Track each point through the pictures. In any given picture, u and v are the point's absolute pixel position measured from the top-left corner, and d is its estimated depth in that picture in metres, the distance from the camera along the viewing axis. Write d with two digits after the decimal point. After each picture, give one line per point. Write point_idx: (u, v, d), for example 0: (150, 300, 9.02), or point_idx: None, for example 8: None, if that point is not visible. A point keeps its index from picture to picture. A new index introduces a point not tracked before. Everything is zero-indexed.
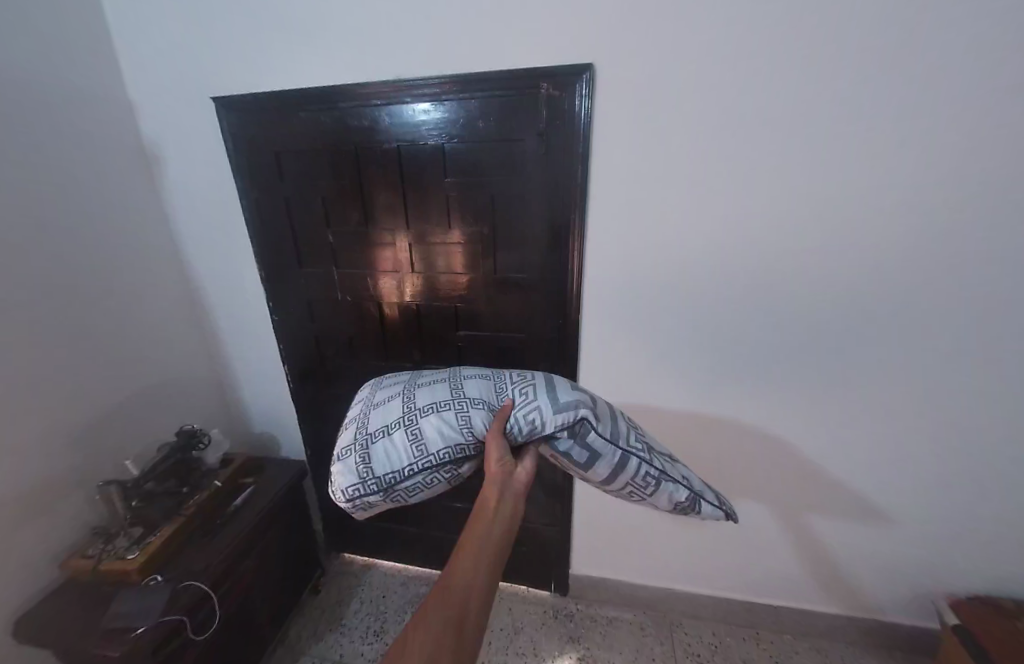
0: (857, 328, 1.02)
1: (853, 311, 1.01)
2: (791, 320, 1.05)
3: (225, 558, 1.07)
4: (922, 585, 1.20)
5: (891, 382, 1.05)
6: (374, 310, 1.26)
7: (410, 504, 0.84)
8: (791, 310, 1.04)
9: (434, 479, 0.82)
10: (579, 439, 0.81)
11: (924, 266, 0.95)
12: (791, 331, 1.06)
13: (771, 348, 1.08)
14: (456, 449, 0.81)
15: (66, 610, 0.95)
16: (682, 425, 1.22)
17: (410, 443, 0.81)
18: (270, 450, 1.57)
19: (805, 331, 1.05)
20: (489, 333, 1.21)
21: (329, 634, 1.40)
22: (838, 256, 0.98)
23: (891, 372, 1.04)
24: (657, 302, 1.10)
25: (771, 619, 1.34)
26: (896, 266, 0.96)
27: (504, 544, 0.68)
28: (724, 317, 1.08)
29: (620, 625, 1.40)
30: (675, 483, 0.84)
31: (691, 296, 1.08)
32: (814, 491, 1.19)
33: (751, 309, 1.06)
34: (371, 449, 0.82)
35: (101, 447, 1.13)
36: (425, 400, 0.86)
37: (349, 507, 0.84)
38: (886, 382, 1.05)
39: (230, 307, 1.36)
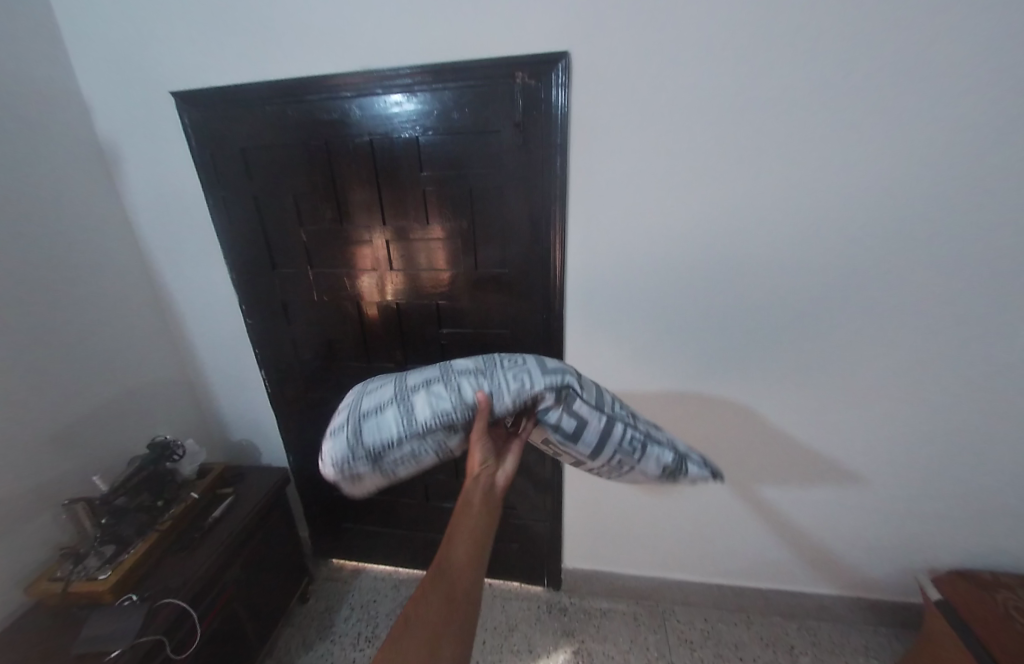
0: (836, 313, 1.04)
1: (832, 296, 1.02)
2: (774, 306, 1.06)
3: (206, 571, 1.03)
4: (902, 560, 1.24)
5: (870, 365, 1.07)
6: (353, 310, 1.22)
7: (399, 477, 0.81)
8: (772, 297, 1.05)
9: (424, 449, 0.79)
10: (566, 407, 0.79)
11: (901, 250, 0.96)
12: (774, 319, 1.07)
13: (755, 335, 1.09)
14: (448, 419, 0.78)
15: (32, 637, 0.90)
16: (669, 415, 1.22)
17: (401, 414, 0.78)
18: (250, 457, 1.52)
19: (788, 316, 1.06)
20: (472, 330, 1.19)
21: (319, 643, 1.37)
22: (817, 241, 0.98)
23: (868, 355, 1.06)
24: (640, 293, 1.10)
25: (760, 602, 1.36)
26: (872, 250, 0.97)
27: (478, 553, 0.69)
28: (708, 305, 1.08)
29: (613, 617, 1.41)
30: (662, 445, 0.83)
31: (674, 286, 1.08)
32: (799, 474, 1.21)
33: (733, 297, 1.06)
34: (360, 421, 0.80)
35: (66, 463, 1.07)
36: (413, 378, 0.83)
37: (337, 481, 0.80)
38: (866, 365, 1.07)
39: (202, 311, 1.31)
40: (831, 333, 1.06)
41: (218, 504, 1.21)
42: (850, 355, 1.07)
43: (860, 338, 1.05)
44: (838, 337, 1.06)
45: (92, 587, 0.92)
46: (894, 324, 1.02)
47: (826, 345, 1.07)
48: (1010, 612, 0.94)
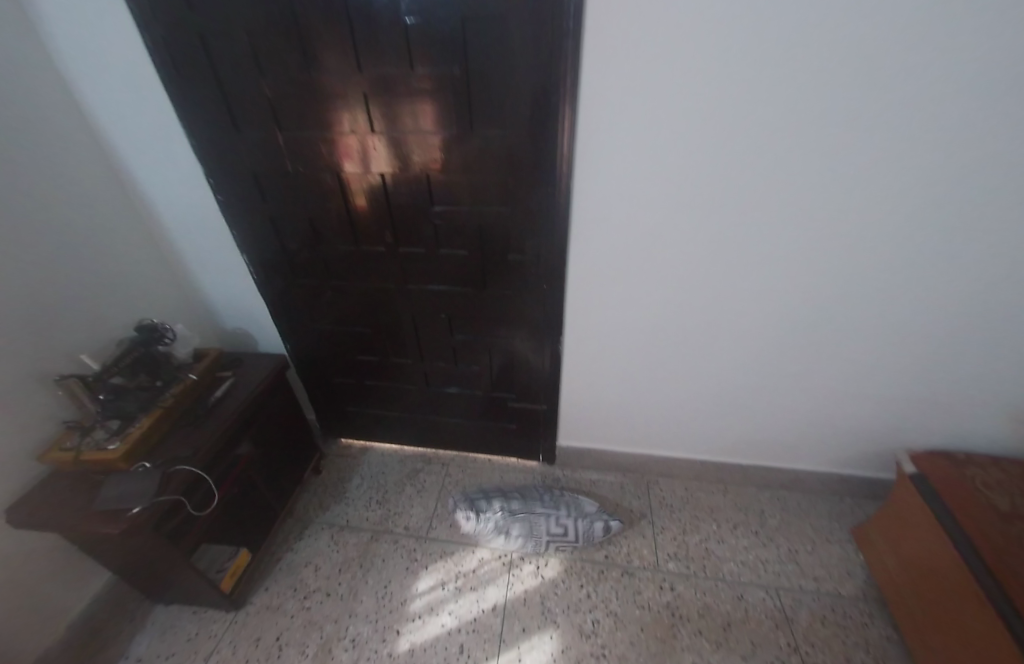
0: (887, 189, 0.90)
1: (887, 169, 0.88)
2: (816, 181, 0.91)
3: (214, 443, 1.07)
4: (881, 441, 1.30)
5: (908, 252, 0.97)
6: (334, 183, 1.08)
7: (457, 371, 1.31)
8: (816, 170, 0.90)
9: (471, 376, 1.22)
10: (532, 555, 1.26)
11: (987, 108, 0.79)
12: (812, 197, 0.93)
13: (787, 216, 0.97)
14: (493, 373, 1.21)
15: (57, 497, 0.96)
16: (677, 305, 1.15)
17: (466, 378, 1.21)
18: (247, 344, 1.50)
19: (829, 193, 0.92)
20: (469, 208, 1.07)
21: (334, 505, 1.50)
22: (889, 93, 0.80)
23: (908, 241, 0.95)
24: (662, 164, 0.94)
25: (738, 474, 1.47)
26: (953, 107, 0.80)
27: None
28: (739, 178, 0.93)
29: (602, 486, 1.53)
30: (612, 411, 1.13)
31: (702, 155, 0.92)
32: (801, 363, 1.19)
33: (770, 170, 0.92)
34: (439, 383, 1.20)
35: (48, 346, 1.01)
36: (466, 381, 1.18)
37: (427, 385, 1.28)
38: (903, 251, 0.97)
39: (165, 184, 1.16)
40: (875, 213, 0.93)
41: (218, 386, 1.21)
42: (889, 239, 0.96)
43: (906, 219, 0.93)
44: (881, 218, 0.93)
45: (103, 456, 0.96)
46: (949, 204, 0.89)
47: (865, 228, 0.95)
48: (976, 484, 1.01)
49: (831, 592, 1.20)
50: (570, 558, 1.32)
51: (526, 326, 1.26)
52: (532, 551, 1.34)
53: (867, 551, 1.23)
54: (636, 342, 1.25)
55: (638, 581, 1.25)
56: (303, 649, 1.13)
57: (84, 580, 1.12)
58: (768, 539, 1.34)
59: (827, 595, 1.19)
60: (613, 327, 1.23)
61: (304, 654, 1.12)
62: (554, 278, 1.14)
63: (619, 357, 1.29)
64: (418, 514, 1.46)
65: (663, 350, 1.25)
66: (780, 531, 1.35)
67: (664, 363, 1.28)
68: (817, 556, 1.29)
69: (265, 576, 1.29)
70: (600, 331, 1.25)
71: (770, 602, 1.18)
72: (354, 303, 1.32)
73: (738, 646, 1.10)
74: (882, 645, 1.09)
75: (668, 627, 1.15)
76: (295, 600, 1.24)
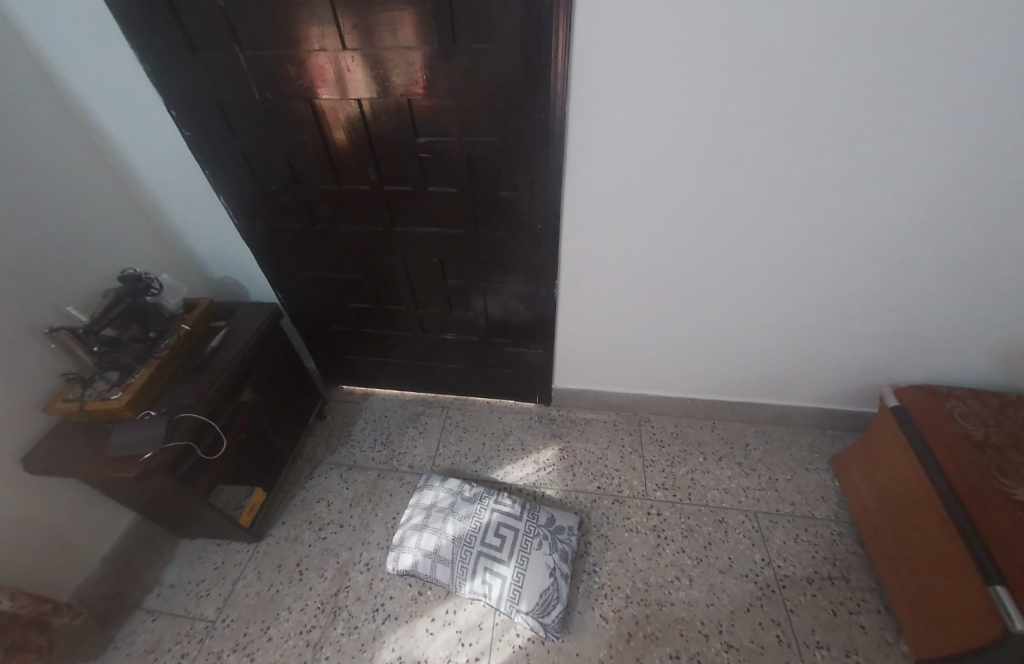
0: (902, 112, 0.84)
1: (904, 87, 0.81)
2: (828, 104, 0.85)
3: (216, 390, 1.09)
4: (866, 377, 1.34)
5: (915, 181, 0.93)
6: (309, 114, 1.00)
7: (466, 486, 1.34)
8: (830, 90, 0.83)
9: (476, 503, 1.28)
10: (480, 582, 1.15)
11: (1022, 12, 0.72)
12: (822, 121, 0.88)
13: (794, 144, 0.91)
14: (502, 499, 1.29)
15: (68, 446, 0.99)
16: (674, 244, 1.12)
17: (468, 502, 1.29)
18: (238, 292, 1.48)
19: (841, 117, 0.87)
20: (456, 140, 0.99)
21: (340, 447, 1.57)
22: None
23: (917, 168, 0.91)
24: (664, 87, 0.87)
25: (727, 411, 1.53)
26: (986, 14, 0.72)
27: None
28: (745, 102, 0.87)
29: (595, 424, 1.60)
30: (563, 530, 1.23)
31: (709, 76, 0.85)
32: (796, 302, 1.19)
33: (779, 90, 0.85)
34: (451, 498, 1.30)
35: (33, 298, 0.99)
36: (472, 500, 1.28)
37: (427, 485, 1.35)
38: (911, 181, 0.93)
39: (127, 119, 1.07)
40: (886, 140, 0.88)
41: (213, 336, 1.21)
42: (897, 168, 0.92)
43: (919, 146, 0.88)
44: (892, 145, 0.89)
45: (107, 405, 0.97)
46: (964, 126, 0.84)
47: (874, 157, 0.91)
48: (954, 415, 1.04)
49: (805, 514, 1.30)
50: (565, 488, 1.41)
51: (520, 268, 1.23)
52: (529, 483, 1.43)
53: (842, 479, 1.31)
54: (632, 283, 1.23)
55: (628, 508, 1.35)
56: (322, 572, 1.24)
57: (108, 519, 1.20)
58: (751, 469, 1.42)
59: (802, 517, 1.29)
60: (609, 269, 1.21)
61: (323, 576, 1.23)
62: (548, 218, 1.10)
63: (614, 299, 1.28)
64: (420, 453, 1.54)
65: (659, 292, 1.24)
66: (762, 462, 1.44)
67: (658, 304, 1.27)
68: (795, 483, 1.37)
69: (281, 511, 1.38)
70: (596, 273, 1.23)
71: (748, 524, 1.28)
72: (343, 248, 1.28)
73: (717, 561, 1.21)
74: (848, 558, 1.20)
75: (654, 545, 1.25)
76: (311, 531, 1.33)
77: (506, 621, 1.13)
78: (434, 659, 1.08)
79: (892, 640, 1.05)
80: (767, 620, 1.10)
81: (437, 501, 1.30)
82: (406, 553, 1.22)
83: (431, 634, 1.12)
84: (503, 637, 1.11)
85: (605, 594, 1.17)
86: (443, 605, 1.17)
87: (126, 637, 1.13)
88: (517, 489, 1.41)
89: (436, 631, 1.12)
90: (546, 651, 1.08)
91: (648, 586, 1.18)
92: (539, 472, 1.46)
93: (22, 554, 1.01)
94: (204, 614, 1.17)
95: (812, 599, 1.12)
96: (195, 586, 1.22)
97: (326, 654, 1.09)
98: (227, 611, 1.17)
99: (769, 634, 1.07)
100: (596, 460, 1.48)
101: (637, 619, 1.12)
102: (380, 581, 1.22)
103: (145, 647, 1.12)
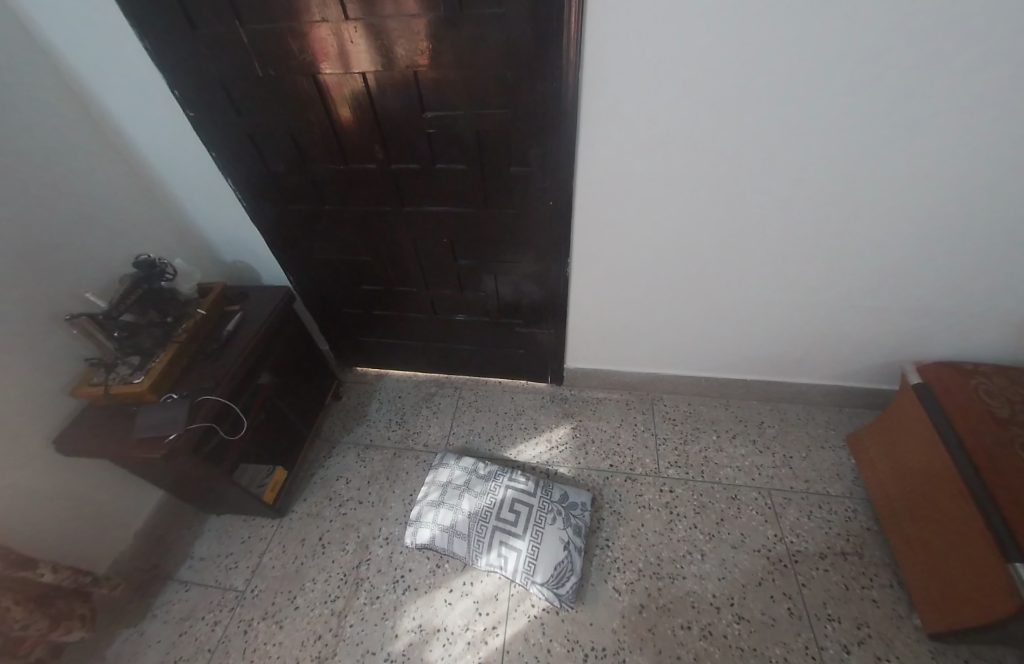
0: (940, 75, 0.79)
1: (943, 47, 0.76)
2: (860, 66, 0.80)
3: (234, 373, 1.11)
4: (887, 355, 1.31)
5: (951, 150, 0.88)
6: (312, 90, 0.97)
7: (479, 463, 1.36)
8: (859, 55, 0.79)
9: (490, 478, 1.31)
10: (497, 556, 1.18)
11: None
12: (849, 90, 0.83)
13: (821, 111, 0.86)
14: (516, 475, 1.32)
15: (96, 428, 1.02)
16: (690, 220, 1.09)
17: (484, 478, 1.32)
18: (250, 276, 1.49)
19: (871, 83, 0.81)
20: (464, 114, 0.96)
21: (356, 426, 1.60)
22: None
23: (952, 135, 0.86)
24: (683, 53, 0.83)
25: (742, 389, 1.52)
26: None
27: None
28: (766, 69, 0.82)
29: (608, 403, 1.60)
30: (577, 512, 1.24)
31: (732, 38, 0.80)
32: (816, 279, 1.15)
33: (803, 56, 0.80)
34: (467, 474, 1.33)
35: (52, 285, 1.01)
36: (488, 478, 1.31)
37: (442, 463, 1.38)
38: (946, 150, 0.88)
39: (130, 101, 1.05)
40: (919, 106, 0.83)
41: (228, 320, 1.23)
42: (932, 137, 0.86)
43: (953, 112, 0.83)
44: (928, 109, 0.83)
45: (131, 389, 1.00)
46: (1006, 87, 0.79)
47: (907, 123, 0.85)
48: (978, 393, 1.01)
49: (819, 491, 1.30)
50: (578, 466, 1.43)
51: (532, 248, 1.21)
52: (542, 461, 1.45)
53: (859, 457, 1.29)
54: (646, 261, 1.21)
55: (640, 485, 1.36)
56: (344, 546, 1.28)
57: (139, 497, 1.25)
58: (765, 446, 1.42)
59: (816, 494, 1.29)
60: (622, 246, 1.18)
61: (345, 549, 1.28)
62: (560, 194, 1.07)
63: (627, 278, 1.26)
64: (435, 432, 1.56)
65: (673, 270, 1.21)
66: (777, 439, 1.43)
67: (672, 283, 1.25)
68: (810, 461, 1.37)
69: (302, 489, 1.43)
70: (609, 250, 1.20)
71: (762, 501, 1.29)
72: (353, 229, 1.27)
73: (729, 537, 1.22)
74: (862, 534, 1.20)
75: (667, 521, 1.27)
76: (332, 508, 1.37)
77: (521, 592, 1.17)
78: (453, 627, 1.12)
79: (904, 613, 1.06)
80: (778, 594, 1.11)
81: (452, 478, 1.33)
82: (423, 528, 1.25)
83: (449, 604, 1.16)
84: (519, 607, 1.14)
85: (618, 567, 1.19)
86: (460, 577, 1.21)
87: (163, 605, 1.20)
88: (530, 467, 1.43)
89: (455, 601, 1.16)
90: (560, 621, 1.11)
91: (660, 560, 1.20)
92: (552, 450, 1.47)
93: (61, 531, 1.07)
94: (233, 585, 1.23)
95: (824, 573, 1.14)
96: (224, 559, 1.28)
97: (350, 622, 1.14)
98: (255, 582, 1.23)
99: (781, 606, 1.09)
100: (608, 438, 1.49)
101: (649, 591, 1.14)
102: (399, 554, 1.26)
103: (181, 614, 1.18)
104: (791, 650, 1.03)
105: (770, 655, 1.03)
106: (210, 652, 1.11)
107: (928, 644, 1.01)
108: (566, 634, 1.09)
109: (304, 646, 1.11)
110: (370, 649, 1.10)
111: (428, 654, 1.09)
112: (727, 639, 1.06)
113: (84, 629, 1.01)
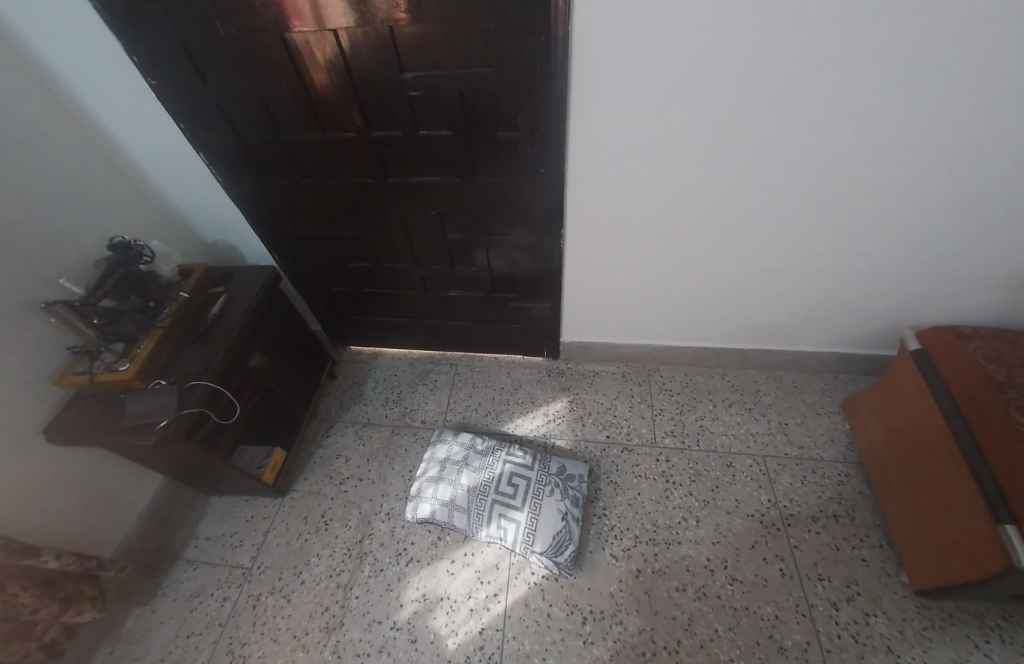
0: (944, 40, 0.74)
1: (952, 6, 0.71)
2: (865, 26, 0.74)
3: (223, 358, 1.08)
4: (885, 321, 1.29)
5: (955, 119, 0.84)
6: (281, 51, 0.90)
7: (478, 439, 1.37)
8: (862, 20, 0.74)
9: (490, 452, 1.32)
10: (495, 527, 1.20)
11: None
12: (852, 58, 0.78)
13: (818, 80, 0.82)
14: (516, 451, 1.32)
15: (85, 416, 1.00)
16: (686, 190, 1.04)
17: (484, 452, 1.32)
18: (233, 254, 1.44)
19: (874, 47, 0.76)
20: (449, 74, 0.89)
21: (353, 406, 1.60)
22: None
23: (961, 100, 0.81)
24: (676, 17, 0.77)
25: (739, 358, 1.51)
26: None
27: None
28: (762, 35, 0.77)
29: (605, 375, 1.60)
30: (575, 483, 1.26)
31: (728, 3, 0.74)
32: (815, 245, 1.12)
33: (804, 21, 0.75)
34: (467, 451, 1.33)
35: (24, 272, 0.96)
36: (489, 452, 1.32)
37: (439, 439, 1.38)
38: (949, 118, 0.84)
39: (87, 70, 0.97)
40: (925, 73, 0.78)
41: (214, 302, 1.19)
42: (936, 107, 0.83)
43: (962, 78, 0.78)
44: (933, 73, 0.78)
45: (117, 376, 0.97)
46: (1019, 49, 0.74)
47: (911, 89, 0.81)
48: (976, 355, 1.00)
49: (813, 457, 1.31)
50: (576, 438, 1.44)
51: (525, 219, 1.17)
52: (539, 434, 1.45)
53: (855, 423, 1.30)
54: (642, 232, 1.17)
55: (637, 455, 1.38)
56: (346, 522, 1.31)
57: (138, 481, 1.25)
58: (761, 414, 1.42)
59: (810, 460, 1.31)
60: (618, 215, 1.13)
61: (348, 526, 1.30)
62: (552, 161, 1.01)
63: (623, 249, 1.23)
64: (432, 409, 1.56)
65: (671, 240, 1.17)
66: (772, 407, 1.44)
67: (669, 252, 1.21)
68: (805, 427, 1.38)
69: (302, 468, 1.44)
70: (604, 220, 1.15)
71: (756, 467, 1.31)
72: (337, 203, 1.21)
73: (724, 503, 1.25)
74: (853, 497, 1.23)
75: (663, 489, 1.29)
76: (333, 486, 1.39)
77: (521, 561, 1.20)
78: (456, 595, 1.16)
79: (892, 571, 1.10)
80: (770, 556, 1.14)
81: (451, 454, 1.34)
82: (423, 503, 1.27)
83: (451, 574, 1.19)
84: (519, 575, 1.18)
85: (615, 534, 1.22)
86: (461, 548, 1.24)
87: (172, 584, 1.23)
88: (528, 440, 1.44)
89: (457, 572, 1.19)
90: (559, 586, 1.15)
91: (656, 527, 1.22)
92: (550, 423, 1.48)
93: (61, 516, 1.07)
94: (240, 562, 1.26)
95: (816, 535, 1.17)
96: (229, 538, 1.30)
97: (356, 594, 1.18)
98: (261, 559, 1.26)
99: (773, 568, 1.13)
100: (606, 410, 1.50)
101: (646, 556, 1.18)
102: (401, 528, 1.28)
103: (190, 592, 1.21)
104: (782, 608, 1.07)
105: (762, 613, 1.06)
106: (221, 626, 1.15)
107: (914, 600, 1.05)
108: (564, 599, 1.13)
109: (312, 617, 1.15)
110: (377, 618, 1.14)
111: (432, 621, 1.12)
112: (720, 599, 1.09)
113: (95, 610, 1.03)
